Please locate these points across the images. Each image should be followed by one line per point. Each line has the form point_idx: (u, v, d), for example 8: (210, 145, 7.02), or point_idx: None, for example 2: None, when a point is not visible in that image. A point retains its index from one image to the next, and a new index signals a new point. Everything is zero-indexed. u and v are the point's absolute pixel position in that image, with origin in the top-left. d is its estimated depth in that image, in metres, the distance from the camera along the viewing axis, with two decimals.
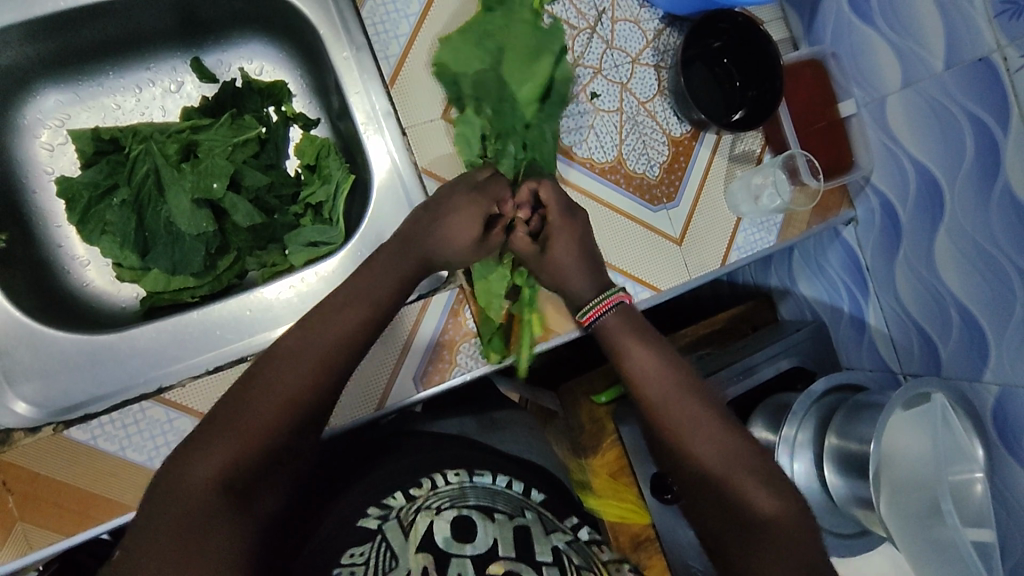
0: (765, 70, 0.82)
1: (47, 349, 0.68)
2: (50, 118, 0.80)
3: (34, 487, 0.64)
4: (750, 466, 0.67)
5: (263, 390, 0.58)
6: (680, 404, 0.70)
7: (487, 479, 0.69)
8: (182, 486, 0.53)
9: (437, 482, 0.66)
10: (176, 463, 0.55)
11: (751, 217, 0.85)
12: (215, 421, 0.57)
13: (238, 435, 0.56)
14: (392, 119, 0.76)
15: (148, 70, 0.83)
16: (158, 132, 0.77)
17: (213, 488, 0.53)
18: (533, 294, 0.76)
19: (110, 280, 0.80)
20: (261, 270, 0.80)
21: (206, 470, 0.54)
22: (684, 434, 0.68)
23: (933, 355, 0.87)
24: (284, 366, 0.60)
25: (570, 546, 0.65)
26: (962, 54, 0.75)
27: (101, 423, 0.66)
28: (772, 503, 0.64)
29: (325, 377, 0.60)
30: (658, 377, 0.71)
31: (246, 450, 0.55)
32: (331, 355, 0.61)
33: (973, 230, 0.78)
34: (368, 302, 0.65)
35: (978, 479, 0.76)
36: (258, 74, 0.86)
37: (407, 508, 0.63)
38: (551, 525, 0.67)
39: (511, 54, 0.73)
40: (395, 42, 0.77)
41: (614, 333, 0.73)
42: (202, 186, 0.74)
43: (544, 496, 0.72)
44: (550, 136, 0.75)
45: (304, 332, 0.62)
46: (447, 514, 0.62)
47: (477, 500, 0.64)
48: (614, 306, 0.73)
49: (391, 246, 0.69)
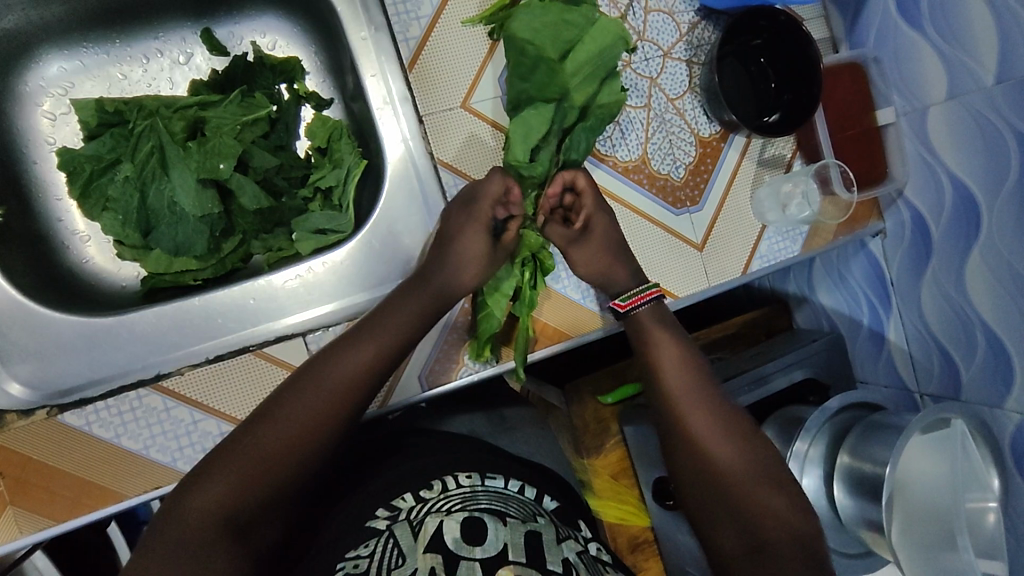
0: (803, 72, 0.78)
1: (43, 330, 0.66)
2: (53, 85, 0.77)
3: (26, 472, 0.62)
4: (771, 479, 0.63)
5: (278, 420, 0.56)
6: (698, 405, 0.67)
7: (498, 483, 0.66)
8: (184, 513, 0.51)
9: (447, 484, 0.63)
10: (181, 491, 0.53)
11: (776, 226, 0.82)
12: (227, 445, 0.55)
13: (247, 468, 0.53)
14: (408, 104, 0.73)
15: (156, 39, 0.80)
16: (164, 106, 0.74)
17: (216, 515, 0.51)
18: (533, 296, 0.72)
19: (111, 257, 0.78)
20: (267, 255, 0.78)
21: (211, 502, 0.51)
22: (699, 435, 0.65)
23: (954, 377, 0.85)
24: (299, 400, 0.57)
25: (581, 559, 0.58)
26: (1015, 69, 0.70)
27: (97, 410, 0.64)
28: (778, 522, 0.60)
29: (339, 412, 0.58)
30: (682, 380, 0.69)
31: (254, 484, 0.53)
32: (346, 392, 0.59)
33: (1010, 252, 0.74)
34: (386, 334, 0.63)
35: (991, 509, 0.74)
36: (271, 49, 0.82)
37: (417, 509, 0.60)
38: (562, 533, 0.61)
39: (582, 51, 0.67)
40: (416, 24, 0.73)
41: (647, 323, 0.72)
42: (208, 166, 0.71)
43: (556, 503, 0.69)
44: (582, 147, 0.71)
45: (327, 357, 0.60)
46: (457, 514, 0.58)
47: (488, 503, 0.61)
48: (647, 302, 0.72)
49: (414, 282, 0.66)
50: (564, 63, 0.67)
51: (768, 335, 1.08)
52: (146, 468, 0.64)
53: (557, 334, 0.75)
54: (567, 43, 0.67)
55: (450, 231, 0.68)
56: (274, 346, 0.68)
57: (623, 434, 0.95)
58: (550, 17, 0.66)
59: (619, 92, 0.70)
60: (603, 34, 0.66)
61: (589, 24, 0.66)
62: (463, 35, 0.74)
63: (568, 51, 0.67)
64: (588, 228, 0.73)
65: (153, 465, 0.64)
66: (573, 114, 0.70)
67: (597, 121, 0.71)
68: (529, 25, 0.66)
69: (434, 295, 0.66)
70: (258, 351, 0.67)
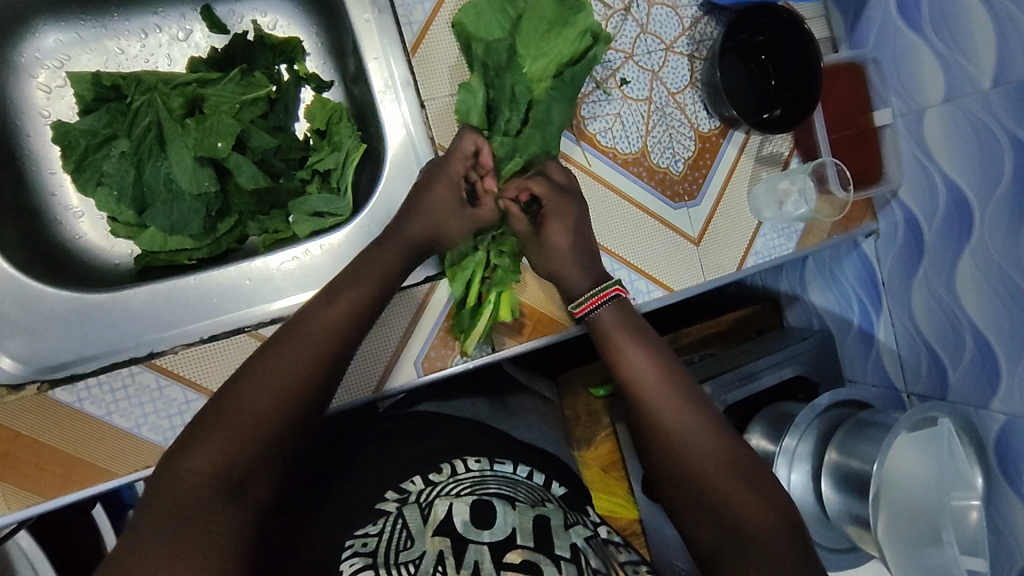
0: (804, 70, 0.79)
1: (35, 304, 0.65)
2: (49, 57, 0.76)
3: (14, 448, 0.61)
4: (740, 464, 0.61)
5: (259, 382, 0.55)
6: (668, 395, 0.65)
7: (507, 469, 0.65)
8: (179, 478, 0.49)
9: (457, 468, 0.63)
10: (170, 459, 0.51)
11: (773, 223, 0.82)
12: (212, 409, 0.54)
13: (236, 428, 0.52)
14: (411, 88, 0.72)
15: (155, 15, 0.79)
16: (162, 83, 0.73)
17: (210, 476, 0.50)
18: (506, 275, 0.71)
19: (104, 234, 0.77)
20: (262, 236, 0.77)
21: (203, 463, 0.50)
22: (678, 434, 0.63)
23: (942, 378, 0.86)
24: (279, 361, 0.56)
25: (589, 544, 0.58)
26: (1012, 74, 0.71)
27: (88, 387, 0.63)
28: (761, 492, 0.59)
29: (319, 369, 0.57)
30: (654, 374, 0.66)
31: (242, 442, 0.52)
32: (326, 348, 0.58)
33: (999, 255, 0.75)
34: (361, 295, 0.62)
35: (973, 507, 0.76)
36: (272, 29, 0.82)
37: (427, 491, 0.59)
38: (571, 518, 0.61)
39: (530, 21, 0.69)
40: (420, 8, 0.72)
41: (611, 328, 0.69)
42: (206, 144, 0.70)
43: (565, 490, 0.68)
44: (558, 118, 0.70)
45: (302, 319, 0.60)
46: (465, 497, 0.58)
47: (497, 487, 0.61)
48: (609, 300, 0.70)
49: (385, 247, 0.66)
50: (516, 37, 0.69)
51: (758, 332, 1.10)
52: (136, 447, 0.63)
53: (552, 324, 0.76)
54: (516, 19, 0.69)
55: (422, 200, 0.69)
56: (270, 328, 0.67)
57: (615, 427, 0.96)
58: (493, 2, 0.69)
59: (574, 39, 0.69)
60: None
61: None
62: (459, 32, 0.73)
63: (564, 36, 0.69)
64: (574, 212, 0.72)
65: (143, 444, 0.64)
66: (540, 86, 0.71)
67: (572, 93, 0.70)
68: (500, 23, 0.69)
69: (406, 246, 0.67)
70: (253, 332, 0.67)
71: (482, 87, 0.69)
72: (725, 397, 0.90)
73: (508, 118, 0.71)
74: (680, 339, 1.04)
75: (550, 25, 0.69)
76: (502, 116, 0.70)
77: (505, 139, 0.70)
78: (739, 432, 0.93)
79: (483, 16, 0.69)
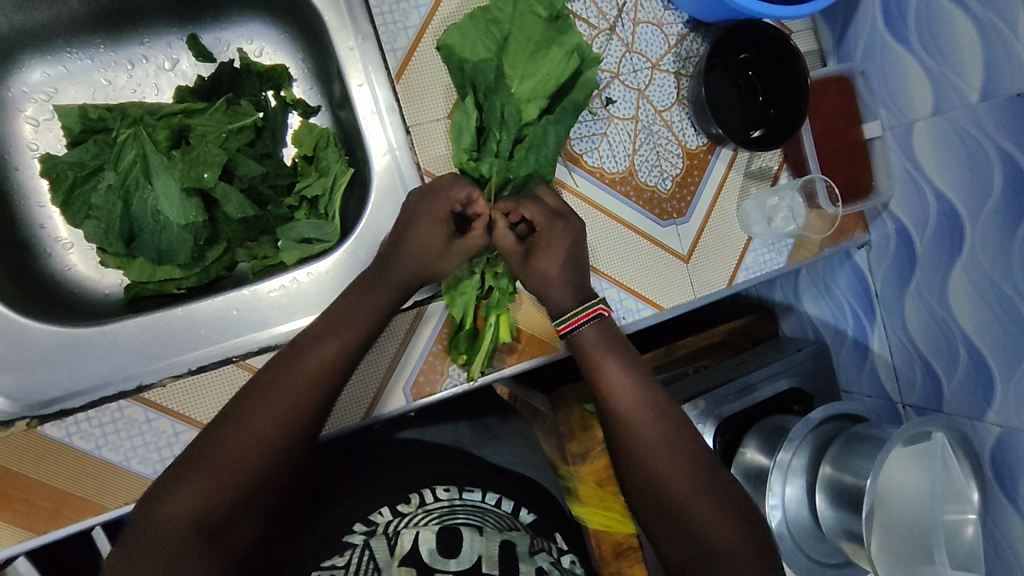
0: (791, 87, 0.78)
1: (23, 340, 0.65)
2: (37, 91, 0.76)
3: (5, 484, 0.62)
4: (698, 471, 0.66)
5: (243, 423, 0.59)
6: (643, 417, 0.68)
7: (476, 497, 0.71)
8: (164, 516, 0.55)
9: (425, 498, 0.68)
10: (159, 492, 0.57)
11: (763, 239, 0.82)
12: (200, 447, 0.58)
13: (217, 470, 0.57)
14: (395, 113, 0.72)
15: (141, 45, 0.79)
16: (148, 114, 0.73)
17: (192, 517, 0.55)
18: (502, 296, 0.72)
19: (94, 265, 0.77)
20: (251, 263, 0.77)
21: (185, 506, 0.55)
22: (645, 450, 0.67)
23: (936, 390, 0.85)
24: (263, 404, 0.60)
25: (554, 567, 0.65)
26: (1000, 87, 0.70)
27: (77, 422, 0.63)
28: (716, 516, 0.64)
29: (301, 411, 0.61)
30: (626, 389, 0.69)
31: (225, 486, 0.57)
32: (308, 394, 0.61)
33: (991, 269, 0.75)
34: (346, 330, 0.64)
35: (970, 522, 0.75)
36: (258, 55, 0.82)
37: (394, 523, 0.65)
38: (537, 544, 0.67)
39: (516, 42, 0.68)
40: (404, 34, 0.72)
41: (590, 342, 0.70)
42: (193, 174, 0.71)
43: (533, 517, 0.73)
44: (551, 141, 0.70)
45: (287, 356, 0.62)
46: (431, 526, 0.63)
47: (465, 516, 0.66)
48: (593, 317, 0.70)
49: (372, 278, 0.67)
50: (503, 56, 0.69)
51: (754, 343, 1.09)
52: (125, 479, 0.64)
53: (541, 344, 0.76)
54: (501, 41, 0.69)
55: (410, 231, 0.69)
56: (259, 358, 0.68)
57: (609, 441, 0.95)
58: (479, 25, 0.68)
59: (561, 59, 0.68)
60: (529, 20, 0.68)
61: (512, 14, 0.68)
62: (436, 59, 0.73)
63: (539, 53, 0.69)
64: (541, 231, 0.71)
65: (132, 476, 0.64)
66: (529, 106, 0.70)
67: (565, 114, 0.70)
68: (476, 47, 0.68)
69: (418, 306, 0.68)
70: (241, 362, 0.67)
71: (474, 110, 0.69)
72: (719, 411, 0.91)
73: (499, 140, 0.70)
74: (675, 350, 1.05)
75: (537, 46, 0.68)
76: (493, 140, 0.70)
77: (494, 161, 0.70)
78: (730, 445, 0.91)
79: (468, 38, 0.68)
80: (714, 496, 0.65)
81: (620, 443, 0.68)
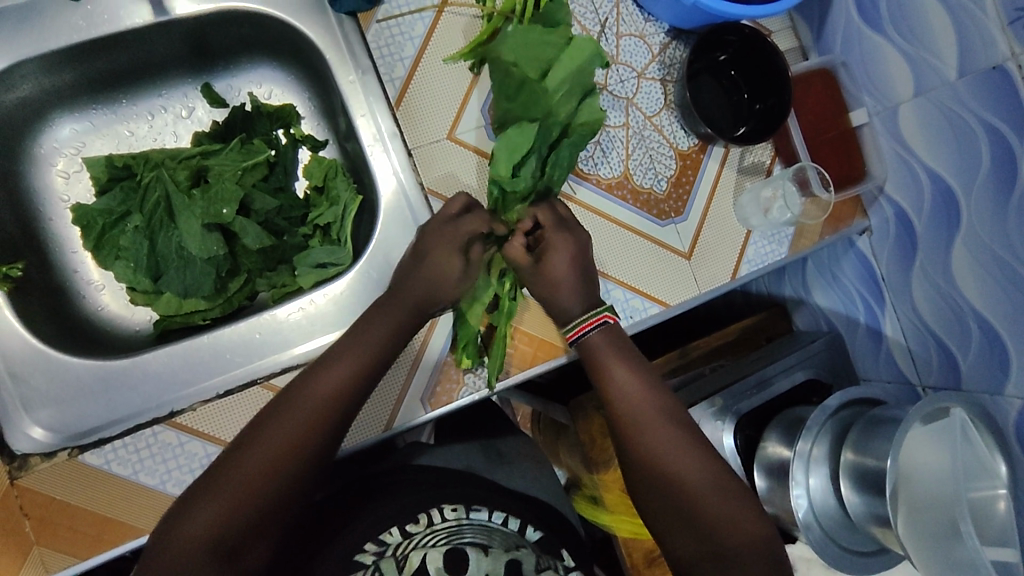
0: (774, 81, 0.82)
1: (63, 376, 0.69)
2: (67, 146, 0.82)
3: (49, 512, 0.65)
4: (716, 474, 0.67)
5: (256, 448, 0.61)
6: (654, 414, 0.70)
7: (483, 515, 0.74)
8: (178, 539, 0.57)
9: (433, 518, 0.72)
10: (174, 516, 0.59)
11: (761, 230, 0.84)
12: (215, 472, 0.61)
13: (230, 495, 0.59)
14: (398, 140, 0.77)
15: (160, 97, 0.85)
16: (169, 158, 0.78)
17: (206, 540, 0.57)
18: (510, 306, 0.74)
19: (124, 302, 0.82)
20: (271, 291, 0.81)
21: (197, 531, 0.57)
22: (661, 453, 0.68)
23: (953, 367, 0.84)
24: (274, 430, 0.62)
25: None
26: (975, 62, 0.73)
27: (115, 448, 0.66)
28: (726, 511, 0.66)
29: (310, 437, 0.63)
30: (640, 392, 0.71)
31: (238, 510, 0.59)
32: (319, 418, 0.63)
33: (989, 239, 0.76)
34: (359, 352, 0.67)
35: (1001, 496, 0.73)
36: (267, 98, 0.88)
37: (403, 544, 0.70)
38: (541, 562, 0.74)
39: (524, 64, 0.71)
40: (400, 65, 0.77)
41: (599, 345, 0.72)
42: (212, 211, 0.75)
43: (539, 534, 0.77)
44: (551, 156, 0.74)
45: (300, 386, 0.65)
46: (440, 547, 0.70)
47: (471, 536, 0.72)
48: (599, 326, 0.72)
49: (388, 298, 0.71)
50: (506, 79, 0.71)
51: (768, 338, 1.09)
52: (161, 502, 0.66)
53: (551, 349, 0.77)
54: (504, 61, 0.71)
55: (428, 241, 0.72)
56: (282, 377, 0.71)
57: None
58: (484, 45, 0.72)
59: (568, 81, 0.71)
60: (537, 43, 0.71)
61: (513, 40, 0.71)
62: (431, 85, 0.77)
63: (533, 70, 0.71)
64: (549, 240, 0.74)
65: (168, 498, 0.67)
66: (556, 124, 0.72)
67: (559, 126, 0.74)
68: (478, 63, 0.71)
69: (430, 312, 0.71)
70: (266, 383, 0.70)
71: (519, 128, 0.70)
72: (737, 407, 0.91)
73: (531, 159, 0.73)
74: (689, 353, 1.08)
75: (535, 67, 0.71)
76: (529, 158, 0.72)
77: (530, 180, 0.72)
78: (753, 441, 0.93)
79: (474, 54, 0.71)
80: (726, 494, 0.66)
81: (637, 447, 0.69)
